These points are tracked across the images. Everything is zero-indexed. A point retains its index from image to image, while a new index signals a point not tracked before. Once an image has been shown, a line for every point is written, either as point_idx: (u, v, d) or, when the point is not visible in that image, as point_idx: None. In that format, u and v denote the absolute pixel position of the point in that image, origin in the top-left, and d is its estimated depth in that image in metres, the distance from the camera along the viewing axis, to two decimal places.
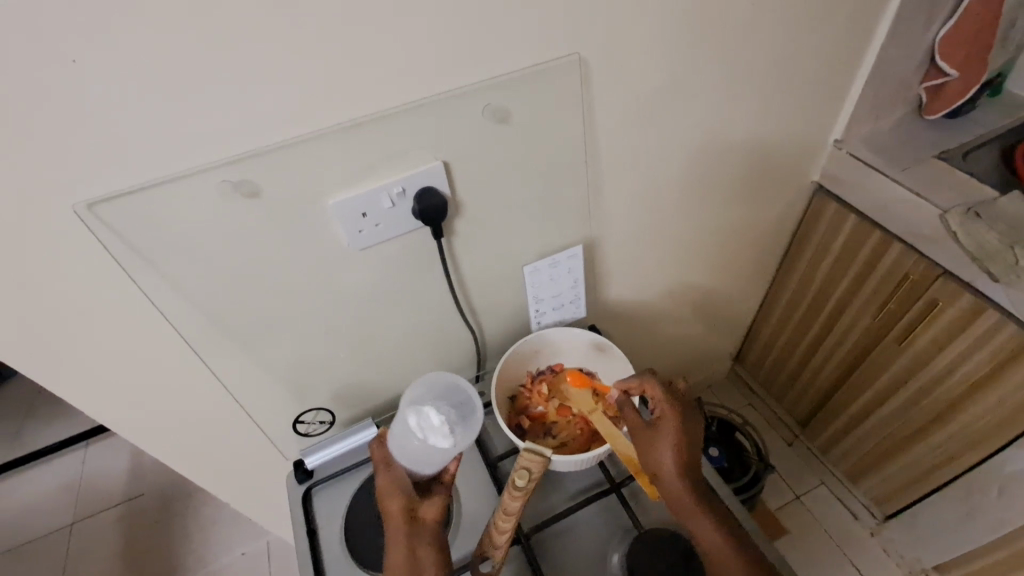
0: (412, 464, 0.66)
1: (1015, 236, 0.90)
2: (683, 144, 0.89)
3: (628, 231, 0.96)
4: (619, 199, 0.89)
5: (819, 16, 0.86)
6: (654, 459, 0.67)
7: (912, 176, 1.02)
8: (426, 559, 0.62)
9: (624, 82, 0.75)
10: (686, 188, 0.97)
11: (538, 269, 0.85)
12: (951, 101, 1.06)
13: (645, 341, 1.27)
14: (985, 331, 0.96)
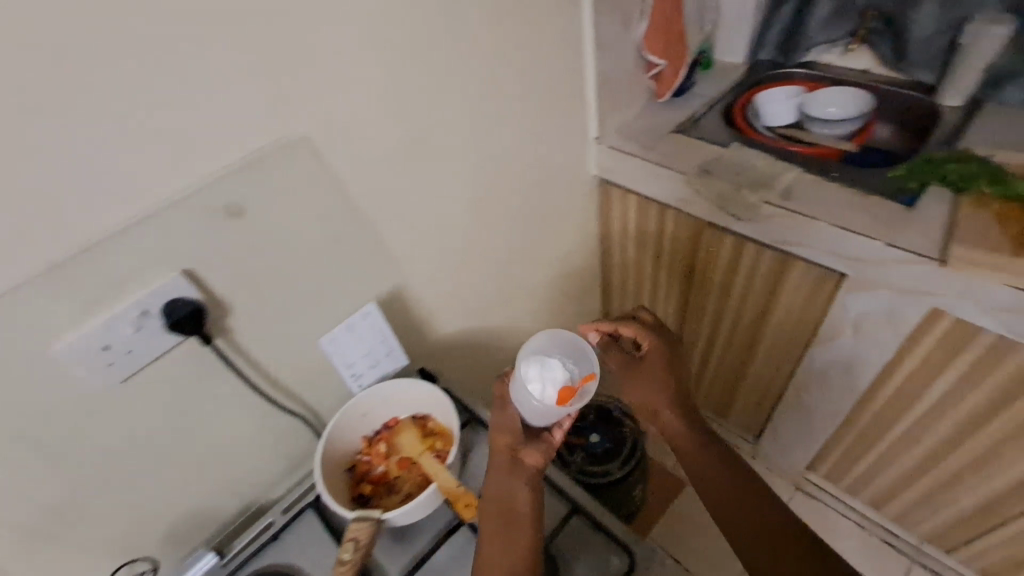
0: (522, 412, 0.77)
1: (739, 180, 1.07)
2: (452, 182, 0.96)
3: (433, 270, 1.01)
4: (410, 247, 0.93)
5: (529, 48, 0.99)
6: (646, 392, 0.88)
7: (658, 152, 1.19)
8: (522, 495, 0.71)
9: (360, 145, 0.78)
10: (474, 217, 1.05)
11: (334, 337, 0.84)
12: (670, 83, 1.25)
13: (501, 357, 1.34)
14: (749, 260, 1.14)
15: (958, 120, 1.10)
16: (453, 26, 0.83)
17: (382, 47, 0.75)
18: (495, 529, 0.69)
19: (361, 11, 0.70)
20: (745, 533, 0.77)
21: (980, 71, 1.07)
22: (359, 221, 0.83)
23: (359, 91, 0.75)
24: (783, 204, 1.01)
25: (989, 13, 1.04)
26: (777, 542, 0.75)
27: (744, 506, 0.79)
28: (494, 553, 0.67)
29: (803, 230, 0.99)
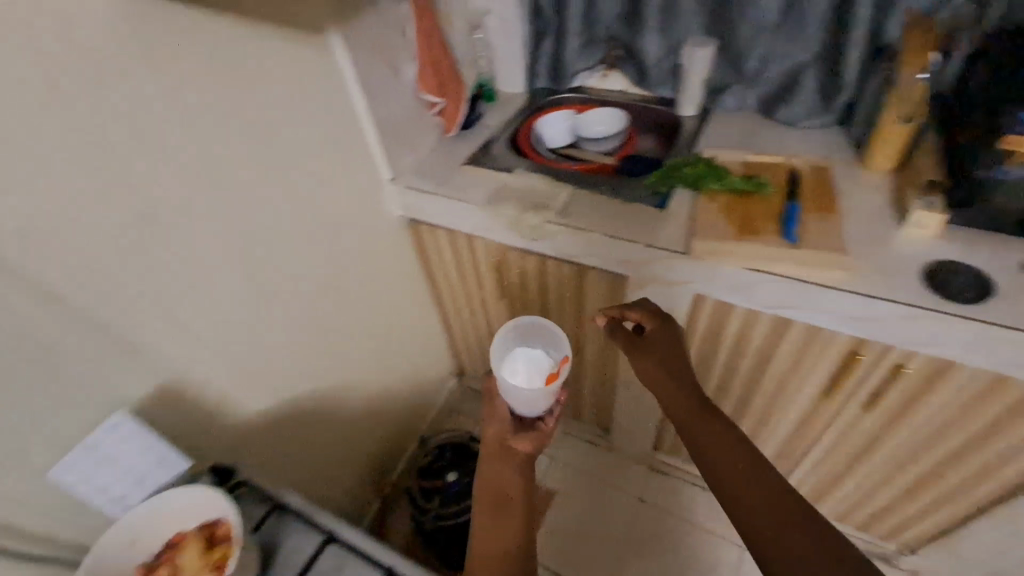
0: (515, 403, 0.90)
1: (525, 203, 1.13)
2: (218, 253, 0.89)
3: (216, 348, 0.92)
4: (173, 332, 0.85)
5: (281, 104, 0.95)
6: (647, 370, 0.85)
7: (449, 187, 1.23)
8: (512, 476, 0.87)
9: (61, 241, 0.69)
10: (261, 283, 0.99)
11: (68, 466, 0.76)
12: (455, 118, 1.31)
13: (337, 413, 1.30)
14: (550, 274, 1.23)
15: (695, 125, 1.31)
16: (167, 95, 0.77)
17: (64, 132, 0.67)
18: (493, 511, 0.84)
19: (23, 96, 0.63)
20: (753, 521, 0.62)
21: (701, 84, 1.27)
22: (85, 320, 0.74)
23: (43, 183, 0.66)
24: (562, 221, 1.09)
25: (697, 36, 1.22)
26: (803, 540, 0.58)
27: (755, 490, 0.65)
28: (498, 530, 0.82)
29: (583, 242, 1.08)
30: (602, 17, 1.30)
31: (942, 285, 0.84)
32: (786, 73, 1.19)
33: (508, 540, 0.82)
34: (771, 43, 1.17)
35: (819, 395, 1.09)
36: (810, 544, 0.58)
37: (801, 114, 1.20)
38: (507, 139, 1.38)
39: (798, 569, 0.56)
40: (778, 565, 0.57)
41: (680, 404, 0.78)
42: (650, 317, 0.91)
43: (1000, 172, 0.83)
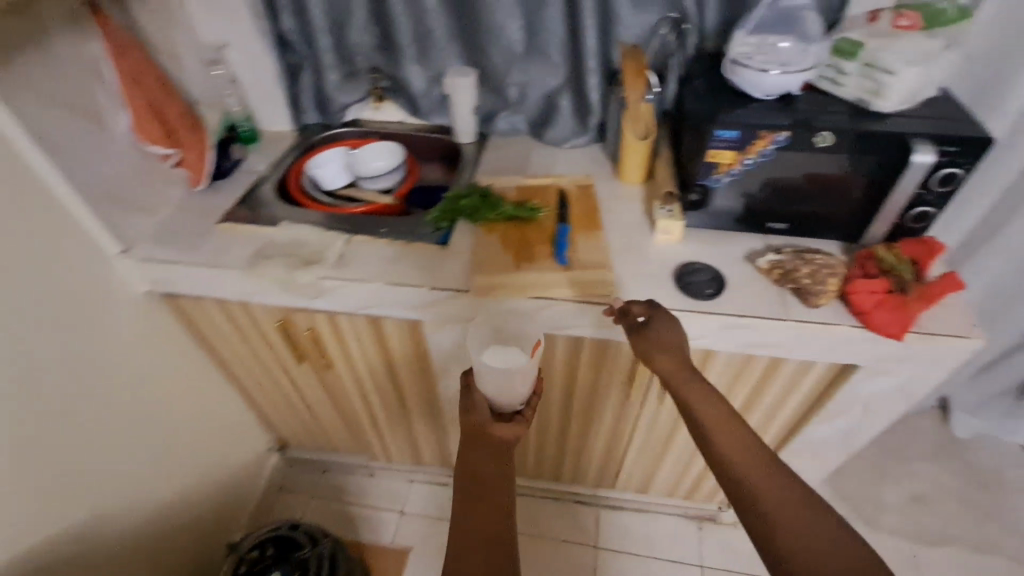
0: (491, 393, 0.85)
1: (292, 258, 1.00)
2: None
3: None
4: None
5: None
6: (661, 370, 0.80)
7: (202, 251, 1.04)
8: (485, 472, 0.84)
9: None
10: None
11: None
12: (199, 166, 1.12)
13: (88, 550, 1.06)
14: (343, 330, 1.12)
15: (474, 154, 1.29)
16: None
17: None
18: (483, 493, 0.82)
19: None
20: (767, 473, 0.72)
21: (471, 112, 1.26)
22: None
23: None
24: (339, 273, 0.98)
25: (456, 66, 1.22)
26: (797, 504, 0.69)
27: (761, 459, 0.73)
28: (485, 515, 0.81)
29: (366, 293, 0.99)
30: (356, 48, 1.21)
31: (692, 284, 0.92)
32: (545, 98, 1.24)
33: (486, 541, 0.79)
34: (526, 70, 1.21)
35: (620, 394, 1.16)
36: (805, 514, 0.68)
37: (566, 135, 1.26)
38: (273, 186, 1.22)
39: (802, 509, 0.69)
40: (779, 532, 0.68)
41: (692, 397, 0.78)
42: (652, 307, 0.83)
43: (715, 182, 0.95)
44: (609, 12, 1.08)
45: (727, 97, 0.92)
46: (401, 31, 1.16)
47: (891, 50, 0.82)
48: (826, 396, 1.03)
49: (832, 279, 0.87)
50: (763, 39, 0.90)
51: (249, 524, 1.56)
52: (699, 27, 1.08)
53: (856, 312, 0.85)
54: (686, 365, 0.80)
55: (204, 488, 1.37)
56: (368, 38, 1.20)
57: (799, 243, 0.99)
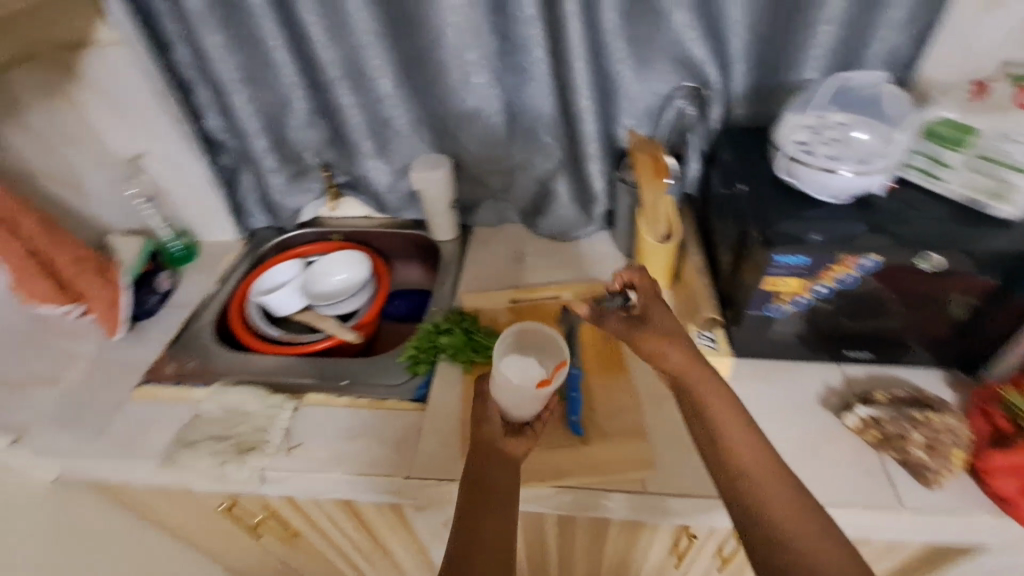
0: (507, 402, 0.67)
1: (220, 442, 0.77)
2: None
3: None
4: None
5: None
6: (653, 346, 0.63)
7: (116, 435, 0.80)
8: (495, 480, 0.61)
9: None
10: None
11: None
12: (113, 312, 0.89)
13: None
14: (310, 508, 0.87)
15: (456, 256, 1.04)
16: None
17: None
18: (475, 510, 0.57)
19: None
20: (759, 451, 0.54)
21: (448, 208, 1.02)
22: None
23: None
24: (285, 459, 0.76)
25: (423, 155, 0.98)
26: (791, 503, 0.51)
27: (749, 435, 0.55)
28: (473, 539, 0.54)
29: (323, 485, 0.75)
30: (301, 146, 0.98)
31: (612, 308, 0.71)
32: (538, 184, 1.00)
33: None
34: (510, 155, 0.97)
35: (666, 555, 0.91)
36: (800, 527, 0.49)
37: (567, 227, 1.01)
38: (215, 316, 0.97)
39: (801, 518, 0.49)
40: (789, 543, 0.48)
41: (673, 354, 0.62)
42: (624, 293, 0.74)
43: (770, 310, 0.71)
44: (608, 85, 0.86)
45: (780, 199, 0.69)
46: (352, 124, 0.94)
47: (1019, 136, 0.59)
48: (945, 566, 0.77)
49: (954, 446, 0.63)
50: (822, 119, 0.68)
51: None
52: (725, 95, 0.85)
53: (996, 497, 0.62)
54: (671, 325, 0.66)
55: None
56: (313, 133, 0.97)
57: (886, 378, 0.74)
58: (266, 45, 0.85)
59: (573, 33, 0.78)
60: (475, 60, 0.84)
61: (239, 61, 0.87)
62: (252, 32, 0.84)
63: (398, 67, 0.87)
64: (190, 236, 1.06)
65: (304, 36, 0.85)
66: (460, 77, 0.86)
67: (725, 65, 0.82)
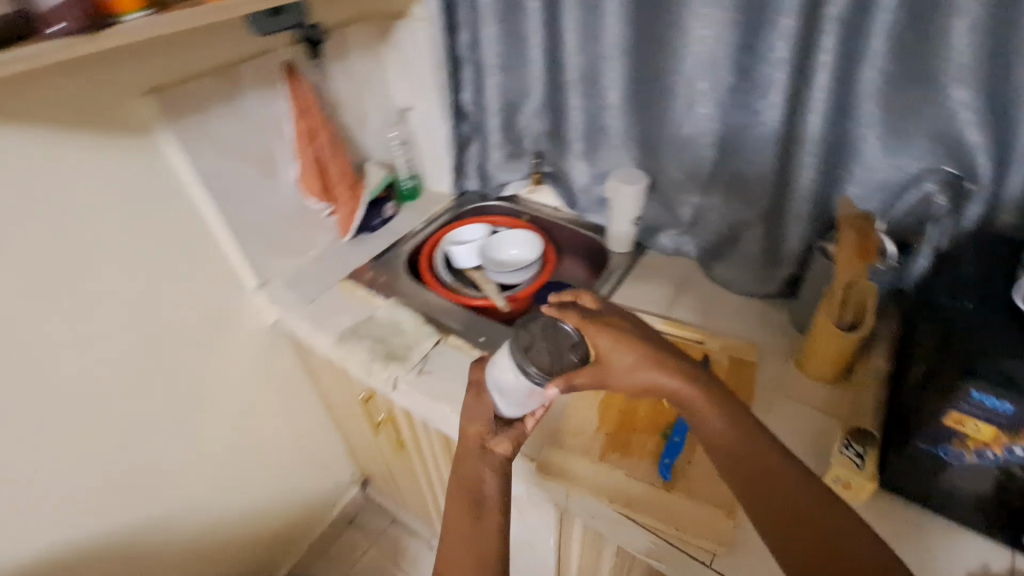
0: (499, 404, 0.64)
1: (377, 344, 0.95)
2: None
3: None
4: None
5: (81, 207, 0.79)
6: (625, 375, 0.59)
7: (317, 308, 1.04)
8: (488, 486, 0.63)
9: None
10: (25, 411, 0.81)
11: None
12: (351, 218, 1.14)
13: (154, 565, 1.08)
14: (419, 428, 1.01)
15: (623, 269, 1.07)
16: None
17: None
18: (459, 525, 0.61)
19: None
20: (777, 484, 0.52)
21: (629, 224, 1.05)
22: None
23: None
24: (415, 377, 0.90)
25: (624, 168, 1.02)
26: (824, 522, 0.50)
27: (766, 461, 0.53)
28: (454, 553, 0.59)
29: (433, 411, 0.87)
30: (525, 131, 1.11)
31: (544, 358, 0.59)
32: (727, 226, 0.96)
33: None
34: (709, 190, 0.96)
35: None
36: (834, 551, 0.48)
37: (741, 279, 0.97)
38: (411, 247, 1.18)
39: (837, 543, 0.48)
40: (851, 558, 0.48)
41: (664, 376, 0.58)
42: (557, 327, 0.62)
43: (945, 454, 0.60)
44: (844, 147, 0.78)
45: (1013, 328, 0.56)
46: (572, 122, 1.03)
47: None
48: None
49: None
50: None
51: (316, 565, 1.49)
52: (993, 194, 0.71)
53: None
54: (644, 348, 0.60)
55: (281, 521, 1.35)
56: (539, 124, 1.08)
57: None
58: (530, 41, 0.97)
59: (818, 84, 0.73)
60: (705, 90, 0.85)
61: (501, 51, 1.01)
62: (520, 28, 0.97)
63: (632, 82, 0.92)
64: (419, 179, 1.29)
65: (560, 40, 0.95)
66: (683, 103, 0.88)
67: (1006, 160, 0.69)
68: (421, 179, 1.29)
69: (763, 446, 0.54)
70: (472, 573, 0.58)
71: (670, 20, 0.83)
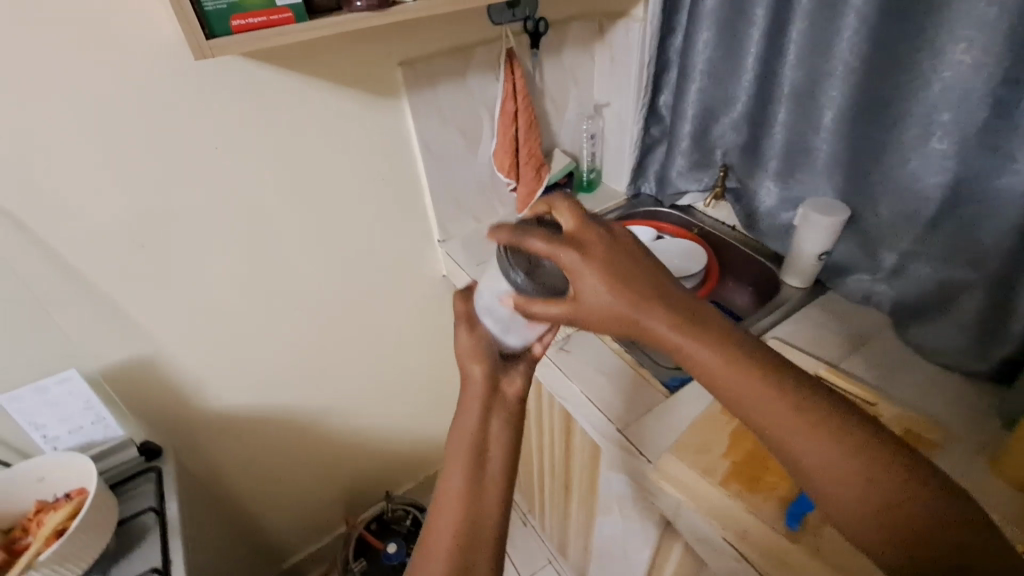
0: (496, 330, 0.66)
1: None
2: (224, 264, 0.96)
3: (214, 353, 1.03)
4: (162, 318, 0.94)
5: (333, 149, 0.98)
6: (601, 322, 0.51)
7: (484, 270, 1.15)
8: (494, 436, 0.61)
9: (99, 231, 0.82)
10: (262, 299, 1.03)
11: (19, 397, 0.85)
12: (527, 200, 1.22)
13: (315, 449, 1.30)
14: (546, 402, 1.06)
15: (793, 303, 1.00)
16: (227, 135, 0.86)
17: (130, 156, 0.80)
18: (462, 476, 0.58)
19: (129, 132, 0.79)
20: (794, 429, 0.45)
21: (815, 256, 0.96)
22: (94, 293, 0.86)
23: (103, 191, 0.80)
24: (554, 353, 0.95)
25: (822, 198, 0.93)
26: (859, 467, 0.43)
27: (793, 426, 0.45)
28: (447, 513, 0.56)
29: (563, 387, 0.92)
30: (719, 142, 1.08)
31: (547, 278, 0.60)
32: (940, 282, 0.83)
33: (447, 556, 0.53)
34: (923, 239, 0.84)
35: None
36: (887, 518, 0.42)
37: (941, 346, 0.83)
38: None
39: (881, 499, 0.42)
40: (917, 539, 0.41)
41: (646, 318, 0.49)
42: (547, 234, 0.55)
43: None
44: None
45: None
46: (774, 139, 0.98)
47: None
48: None
49: None
50: None
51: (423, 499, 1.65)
52: None
53: None
54: (617, 283, 0.49)
55: (411, 452, 1.52)
56: (734, 136, 1.04)
57: None
58: (745, 51, 0.94)
59: None
60: (945, 122, 0.74)
61: (712, 58, 0.99)
62: (739, 37, 0.94)
63: (854, 107, 0.84)
64: (598, 173, 1.35)
65: (781, 52, 0.90)
66: (917, 134, 0.78)
67: None
68: (600, 172, 1.36)
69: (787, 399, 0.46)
70: (464, 536, 0.55)
71: (920, 42, 0.73)
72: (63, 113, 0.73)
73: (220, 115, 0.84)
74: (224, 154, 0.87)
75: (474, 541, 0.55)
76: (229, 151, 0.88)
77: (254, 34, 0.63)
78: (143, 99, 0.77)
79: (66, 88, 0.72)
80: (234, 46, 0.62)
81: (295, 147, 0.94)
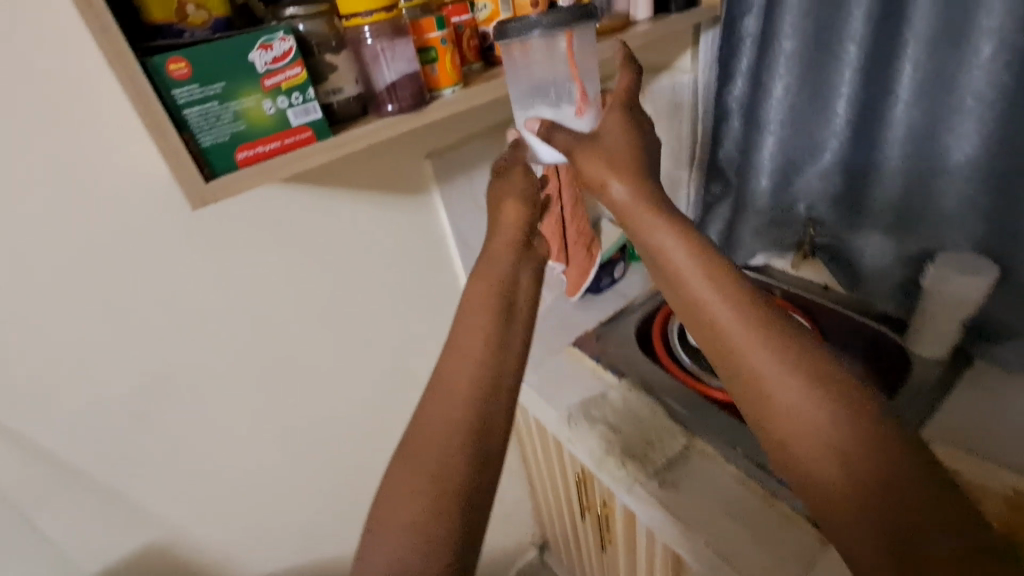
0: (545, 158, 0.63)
1: (611, 433, 0.82)
2: (247, 420, 0.79)
3: (235, 523, 0.85)
4: (176, 498, 0.77)
5: (361, 266, 0.83)
6: (606, 187, 0.55)
7: (542, 374, 0.96)
8: (520, 288, 0.58)
9: (88, 412, 0.66)
10: (292, 448, 0.86)
11: None
12: (578, 284, 1.07)
13: None
14: (642, 541, 0.84)
15: (939, 385, 0.80)
16: (236, 273, 0.71)
17: (118, 321, 0.64)
18: (481, 310, 0.55)
19: (115, 292, 0.63)
20: (761, 351, 0.44)
21: (957, 322, 0.78)
22: (87, 483, 0.69)
23: (88, 365, 0.64)
24: (655, 486, 0.75)
25: (958, 254, 0.76)
26: (827, 416, 0.41)
27: (770, 356, 0.44)
28: (462, 353, 0.52)
29: (675, 534, 0.71)
30: (803, 195, 0.92)
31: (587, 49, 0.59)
32: None
33: (466, 398, 0.49)
34: None
35: None
36: (854, 467, 0.39)
37: None
38: (642, 318, 1.05)
39: (852, 451, 0.39)
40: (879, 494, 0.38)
41: (646, 223, 0.52)
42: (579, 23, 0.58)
43: None
44: None
45: None
46: (880, 192, 0.82)
47: None
48: None
49: None
50: None
51: None
52: None
53: None
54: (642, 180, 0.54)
55: None
56: (824, 190, 0.89)
57: None
58: (834, 93, 0.79)
59: None
60: None
61: (793, 105, 0.84)
62: (827, 78, 0.79)
63: (998, 149, 0.68)
64: None
65: (885, 90, 0.76)
66: None
67: None
68: None
69: (771, 332, 0.45)
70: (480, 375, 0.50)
71: None
72: (31, 287, 0.58)
73: (229, 253, 0.69)
74: (233, 296, 0.72)
75: (496, 378, 0.51)
76: (239, 291, 0.72)
77: (264, 167, 0.49)
78: (132, 253, 0.62)
79: (40, 260, 0.58)
80: (241, 185, 0.48)
81: (319, 272, 0.78)
